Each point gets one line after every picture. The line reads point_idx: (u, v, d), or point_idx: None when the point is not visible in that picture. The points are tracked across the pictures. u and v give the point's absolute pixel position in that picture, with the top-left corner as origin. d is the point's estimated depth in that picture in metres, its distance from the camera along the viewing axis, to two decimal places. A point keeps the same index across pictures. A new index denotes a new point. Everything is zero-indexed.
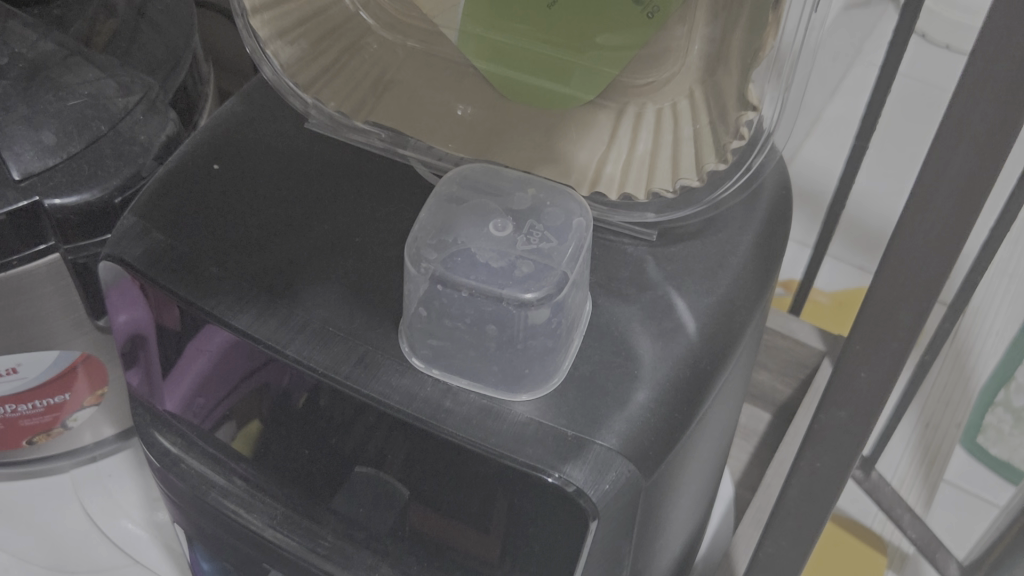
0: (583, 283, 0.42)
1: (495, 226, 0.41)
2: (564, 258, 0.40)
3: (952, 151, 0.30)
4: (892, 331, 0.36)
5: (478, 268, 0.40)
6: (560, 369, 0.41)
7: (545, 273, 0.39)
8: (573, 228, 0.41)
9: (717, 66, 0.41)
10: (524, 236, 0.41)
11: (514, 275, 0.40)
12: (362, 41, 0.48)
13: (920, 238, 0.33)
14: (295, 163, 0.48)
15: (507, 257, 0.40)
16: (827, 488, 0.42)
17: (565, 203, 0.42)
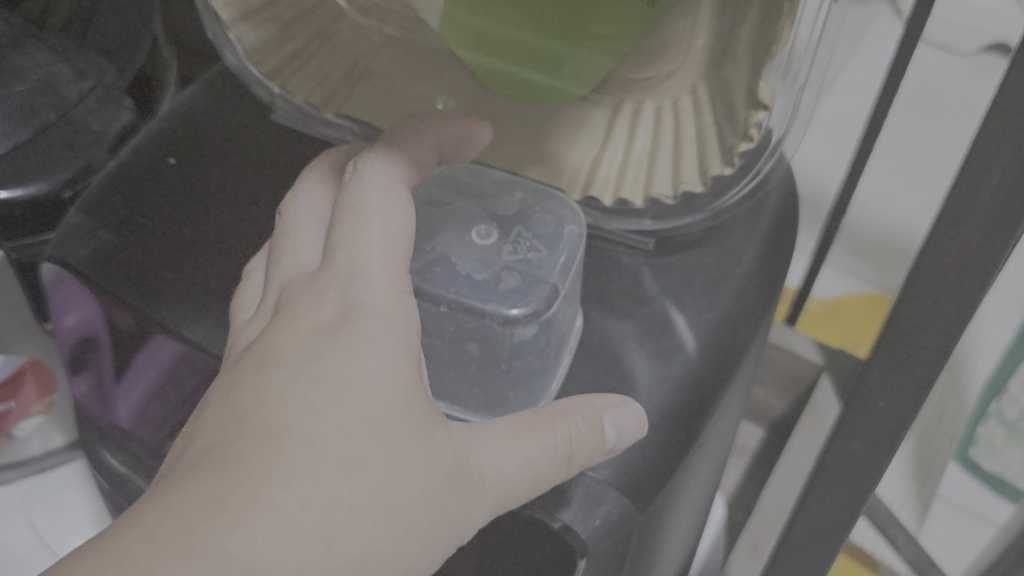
0: (573, 297, 0.38)
1: (478, 233, 0.38)
2: (555, 271, 0.37)
3: (991, 164, 0.26)
4: (917, 357, 0.32)
5: (459, 281, 0.36)
6: (548, 393, 0.38)
7: (534, 285, 0.36)
8: (563, 236, 0.38)
9: (724, 60, 0.36)
10: (511, 244, 0.37)
11: (499, 288, 0.36)
12: (335, 26, 0.43)
13: (954, 254, 0.29)
14: (261, 161, 0.45)
15: (490, 268, 0.37)
16: (837, 522, 0.38)
17: (555, 208, 0.39)
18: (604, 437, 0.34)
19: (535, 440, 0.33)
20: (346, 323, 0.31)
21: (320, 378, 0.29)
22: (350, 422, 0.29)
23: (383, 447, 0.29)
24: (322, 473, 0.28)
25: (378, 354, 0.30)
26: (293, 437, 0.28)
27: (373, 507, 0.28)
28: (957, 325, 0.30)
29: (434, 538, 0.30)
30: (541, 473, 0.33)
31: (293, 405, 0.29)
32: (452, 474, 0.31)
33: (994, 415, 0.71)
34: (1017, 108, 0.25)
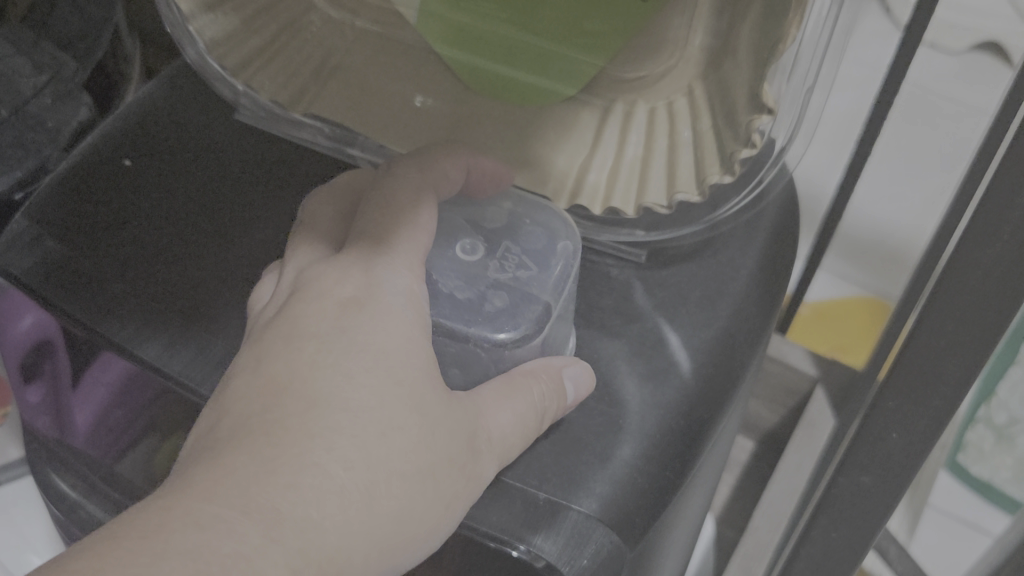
0: (566, 314, 0.37)
1: (460, 247, 0.36)
2: (546, 288, 0.35)
3: (1020, 182, 0.24)
4: (935, 388, 0.29)
5: (441, 301, 0.34)
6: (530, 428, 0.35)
7: (525, 302, 0.34)
8: (557, 250, 0.36)
9: (723, 58, 0.34)
10: (499, 260, 0.36)
11: (484, 310, 0.34)
12: (306, 18, 0.40)
13: (979, 277, 0.26)
14: (224, 167, 0.42)
15: (474, 286, 0.35)
16: (842, 559, 0.35)
17: (546, 220, 0.37)
18: (568, 398, 0.34)
19: (521, 400, 0.33)
20: (367, 292, 0.31)
21: (348, 344, 0.30)
22: (382, 385, 0.29)
23: (413, 410, 0.29)
24: (366, 425, 0.28)
25: (400, 326, 0.30)
26: (332, 404, 0.28)
27: (409, 462, 0.29)
28: (978, 353, 0.28)
29: (455, 496, 0.30)
30: (530, 433, 0.33)
31: (328, 373, 0.29)
32: (470, 433, 0.31)
33: (983, 420, 0.70)
34: None
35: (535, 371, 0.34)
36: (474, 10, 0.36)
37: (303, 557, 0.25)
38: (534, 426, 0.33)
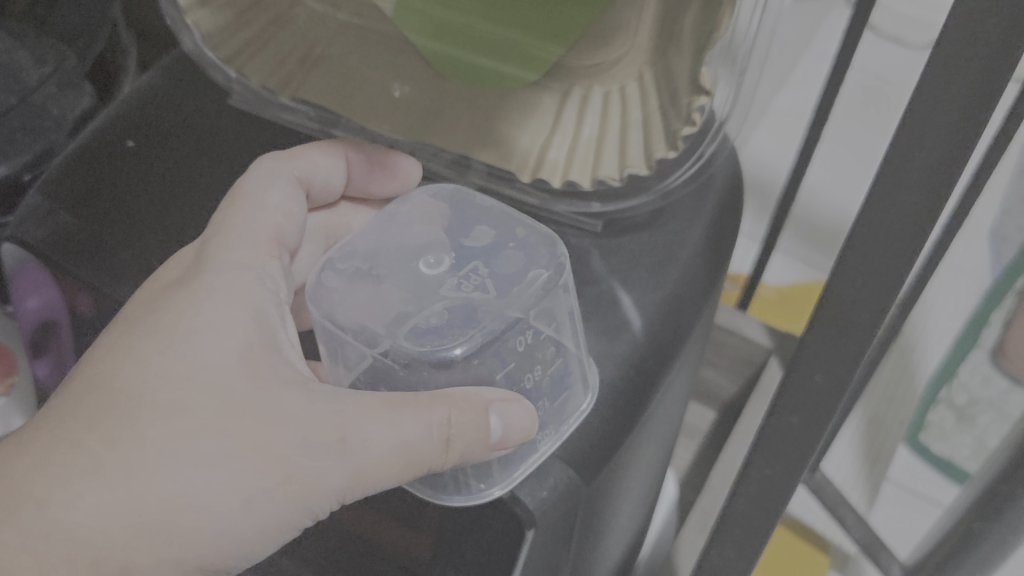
0: (564, 331, 0.38)
1: (428, 262, 0.39)
2: (492, 310, 0.36)
3: (914, 149, 0.27)
4: (851, 334, 0.33)
5: (375, 307, 0.37)
6: (528, 460, 0.37)
7: (463, 325, 0.36)
8: (523, 280, 0.37)
9: (669, 48, 0.37)
10: (458, 279, 0.38)
11: (412, 322, 0.36)
12: (292, 11, 0.44)
13: (882, 232, 0.30)
14: (209, 147, 0.46)
15: (417, 302, 0.37)
16: (777, 496, 0.40)
17: (534, 252, 0.39)
18: (487, 427, 0.35)
19: (406, 422, 0.34)
20: (196, 284, 0.36)
21: (173, 332, 0.34)
22: (194, 388, 0.33)
23: (221, 411, 0.32)
24: (161, 417, 0.32)
25: (224, 330, 0.35)
26: (130, 393, 0.32)
27: (203, 460, 0.31)
28: (886, 302, 0.32)
29: (268, 504, 0.33)
30: (410, 451, 0.34)
31: (137, 360, 0.33)
32: (304, 447, 0.33)
33: (946, 400, 0.82)
34: (935, 95, 0.26)
35: (469, 398, 0.36)
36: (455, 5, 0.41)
37: (45, 537, 0.30)
38: (422, 446, 0.34)
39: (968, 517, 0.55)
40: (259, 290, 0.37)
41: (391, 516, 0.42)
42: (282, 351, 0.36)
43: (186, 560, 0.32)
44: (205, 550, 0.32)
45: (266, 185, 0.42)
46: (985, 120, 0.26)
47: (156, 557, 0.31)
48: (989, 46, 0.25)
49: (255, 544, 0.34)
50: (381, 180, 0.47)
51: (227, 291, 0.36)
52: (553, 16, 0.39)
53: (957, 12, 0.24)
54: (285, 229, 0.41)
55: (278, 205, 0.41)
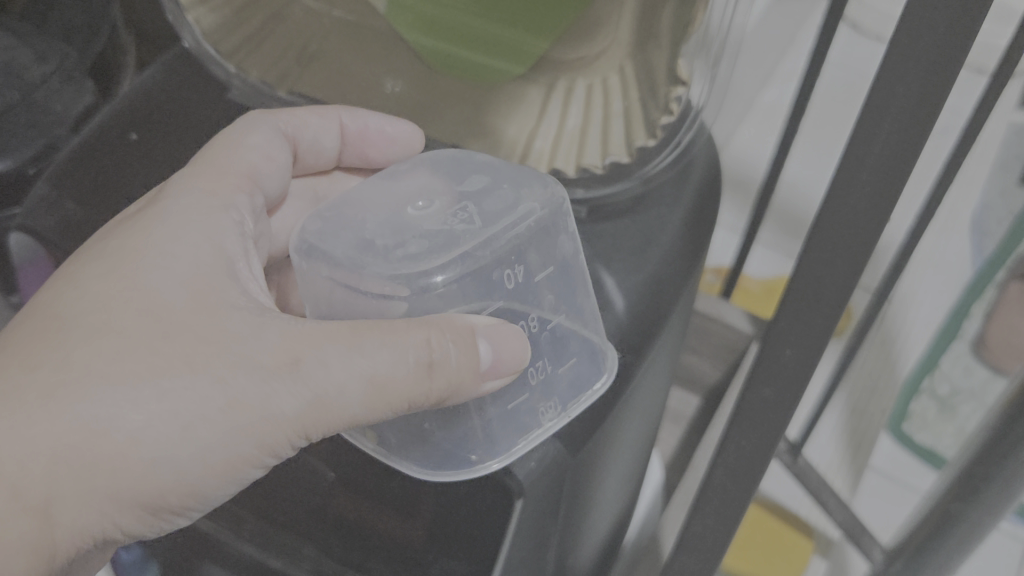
0: (561, 273, 0.40)
1: (417, 204, 0.40)
2: (473, 236, 0.38)
3: (874, 136, 0.29)
4: (820, 311, 0.35)
5: (357, 243, 0.38)
6: (528, 436, 0.39)
7: (446, 251, 0.37)
8: (515, 212, 0.39)
9: (650, 42, 0.40)
10: (444, 217, 0.39)
11: (395, 251, 0.38)
12: (286, 10, 0.47)
13: (845, 214, 0.32)
14: (203, 134, 0.48)
15: (399, 236, 0.38)
16: (754, 466, 0.42)
17: (521, 189, 0.40)
18: (473, 351, 0.36)
19: (370, 347, 0.34)
20: (149, 218, 0.38)
21: (121, 261, 0.36)
22: (135, 313, 0.33)
23: (159, 333, 0.33)
24: (89, 338, 0.33)
25: (173, 260, 0.36)
26: (78, 322, 0.33)
27: (135, 376, 0.32)
28: (852, 280, 0.33)
29: (208, 433, 0.33)
30: (378, 381, 0.34)
31: (86, 296, 0.34)
32: (255, 372, 0.33)
33: (927, 390, 0.86)
34: (892, 84, 0.28)
35: (451, 322, 0.36)
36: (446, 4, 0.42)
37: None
38: (394, 372, 0.34)
39: (946, 499, 0.56)
40: (217, 228, 0.38)
41: (374, 503, 0.44)
42: (235, 281, 0.37)
43: (120, 494, 0.33)
44: (141, 481, 0.33)
45: (247, 133, 0.44)
46: (938, 106, 0.28)
47: (81, 487, 0.32)
48: (939, 36, 0.27)
49: (197, 478, 0.34)
50: (377, 141, 0.47)
51: (174, 225, 0.37)
52: (539, 19, 0.40)
53: (911, 5, 0.26)
54: (261, 171, 0.44)
55: (257, 149, 0.44)
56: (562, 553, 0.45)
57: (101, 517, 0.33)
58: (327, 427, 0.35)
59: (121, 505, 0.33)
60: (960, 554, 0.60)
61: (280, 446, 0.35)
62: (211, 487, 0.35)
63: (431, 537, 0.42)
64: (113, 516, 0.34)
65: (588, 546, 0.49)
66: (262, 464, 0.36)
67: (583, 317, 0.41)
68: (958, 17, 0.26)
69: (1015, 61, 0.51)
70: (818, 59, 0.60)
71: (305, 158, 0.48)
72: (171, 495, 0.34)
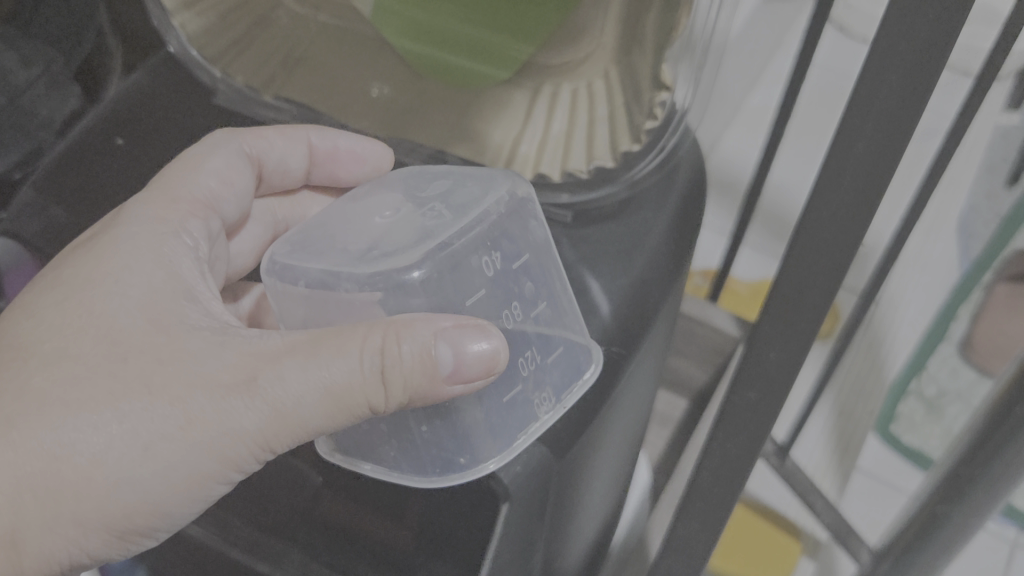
0: (535, 259, 0.40)
1: (383, 214, 0.41)
2: (448, 227, 0.38)
3: (856, 138, 0.29)
4: (804, 313, 0.35)
5: (329, 256, 0.38)
6: (527, 431, 0.39)
7: (416, 243, 0.37)
8: (481, 202, 0.39)
9: (634, 49, 0.41)
10: (413, 219, 0.40)
11: (369, 256, 0.38)
12: (272, 13, 0.48)
13: (828, 215, 0.32)
14: (173, 132, 0.48)
15: (372, 242, 0.39)
16: (739, 468, 0.42)
17: (487, 182, 0.40)
18: (431, 358, 0.34)
19: (325, 356, 0.34)
20: (105, 240, 0.38)
21: (75, 286, 0.36)
22: (92, 339, 0.34)
23: (115, 358, 0.34)
24: (48, 367, 0.34)
25: (129, 280, 0.36)
26: (42, 350, 0.34)
27: (93, 405, 0.33)
28: (835, 283, 0.34)
29: (167, 452, 0.33)
30: (336, 391, 0.34)
31: (48, 324, 0.35)
32: (212, 391, 0.34)
33: (915, 392, 0.87)
34: (872, 87, 0.28)
35: (410, 327, 0.34)
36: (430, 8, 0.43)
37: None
38: (350, 382, 0.33)
39: (933, 501, 0.57)
40: (167, 243, 0.38)
41: (362, 507, 0.44)
42: (195, 301, 0.37)
43: (84, 519, 0.34)
44: (104, 504, 0.34)
45: (207, 154, 0.44)
46: (919, 109, 0.28)
47: (44, 514, 0.33)
48: (919, 40, 0.27)
49: (159, 496, 0.35)
50: (344, 160, 0.47)
51: (130, 242, 0.38)
52: (520, 24, 0.41)
53: (891, 9, 0.27)
54: (218, 195, 0.43)
55: (214, 174, 0.43)
56: (548, 557, 0.45)
57: (66, 543, 0.34)
58: (289, 439, 0.35)
59: (87, 530, 0.34)
60: (947, 553, 0.60)
61: (245, 459, 0.35)
62: (176, 504, 0.36)
63: (421, 543, 0.42)
64: (80, 541, 0.34)
65: (575, 549, 0.49)
66: (228, 478, 0.36)
67: (564, 308, 0.41)
68: (935, 25, 0.26)
69: (997, 65, 0.51)
70: (801, 64, 0.60)
71: (270, 178, 0.48)
72: (136, 515, 0.35)
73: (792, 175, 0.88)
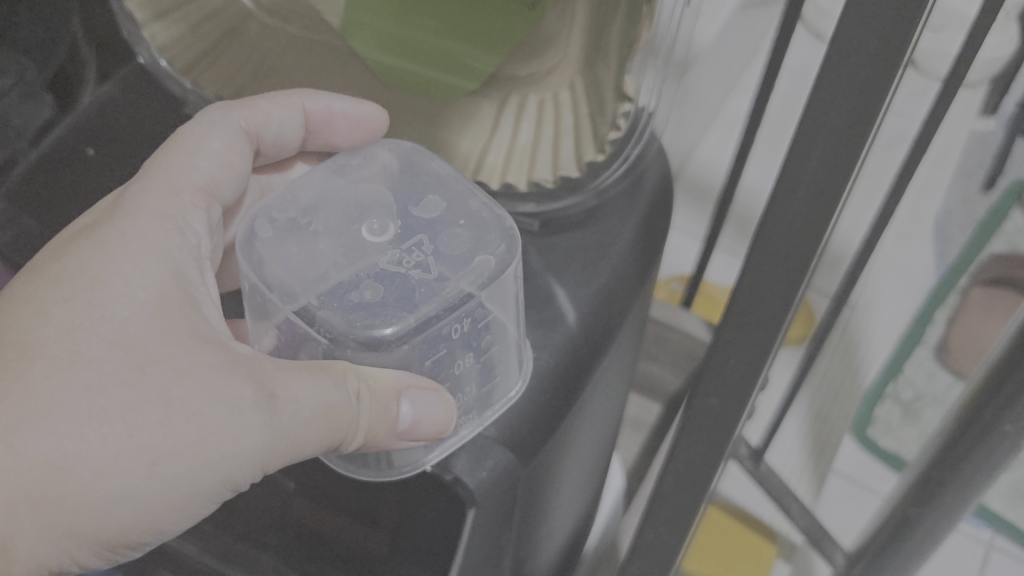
0: (506, 309, 0.41)
1: (371, 230, 0.40)
2: (431, 295, 0.38)
3: (809, 152, 0.30)
4: (762, 324, 0.36)
5: (307, 280, 0.39)
6: (443, 444, 0.40)
7: (400, 306, 0.38)
8: (470, 263, 0.39)
9: (596, 59, 0.42)
10: (400, 251, 0.39)
11: (347, 298, 0.38)
12: (242, 24, 0.49)
13: (786, 226, 0.32)
14: (153, 139, 0.49)
15: (354, 273, 0.39)
16: (704, 473, 0.42)
17: (482, 236, 0.40)
18: (394, 413, 0.38)
19: (326, 384, 0.36)
20: (110, 239, 0.37)
21: (79, 281, 0.35)
22: (105, 343, 0.33)
23: (134, 365, 0.33)
24: (58, 370, 0.32)
25: (138, 281, 0.35)
26: (38, 352, 0.33)
27: (107, 414, 0.32)
28: (793, 292, 0.34)
29: (176, 468, 0.33)
30: (335, 418, 0.36)
31: (33, 320, 0.34)
32: (229, 404, 0.34)
33: (891, 396, 0.95)
34: (825, 103, 0.29)
35: (379, 380, 0.38)
36: (404, 20, 0.44)
37: None
38: (343, 414, 0.36)
39: (904, 505, 0.57)
40: (173, 242, 0.38)
41: (338, 513, 0.44)
42: (198, 311, 0.37)
43: (78, 531, 0.33)
44: (101, 519, 0.33)
45: (202, 137, 0.44)
46: (870, 126, 0.29)
47: (41, 521, 0.32)
48: (867, 57, 0.27)
49: (155, 513, 0.34)
50: (339, 124, 0.48)
51: (140, 243, 0.37)
52: (485, 27, 0.42)
53: (841, 26, 0.27)
54: (216, 180, 0.43)
55: (212, 156, 0.43)
56: (518, 562, 0.46)
57: (59, 552, 0.33)
58: (281, 460, 0.36)
59: (80, 543, 0.33)
60: (917, 558, 0.61)
61: (243, 479, 0.35)
62: (170, 521, 0.35)
63: (392, 545, 0.42)
64: (71, 553, 0.33)
65: (545, 555, 0.50)
66: (224, 494, 0.36)
67: (509, 347, 0.41)
68: (883, 42, 0.27)
69: (957, 79, 0.52)
70: (768, 76, 0.61)
71: (268, 148, 0.48)
72: (130, 531, 0.34)
73: (757, 174, 0.90)
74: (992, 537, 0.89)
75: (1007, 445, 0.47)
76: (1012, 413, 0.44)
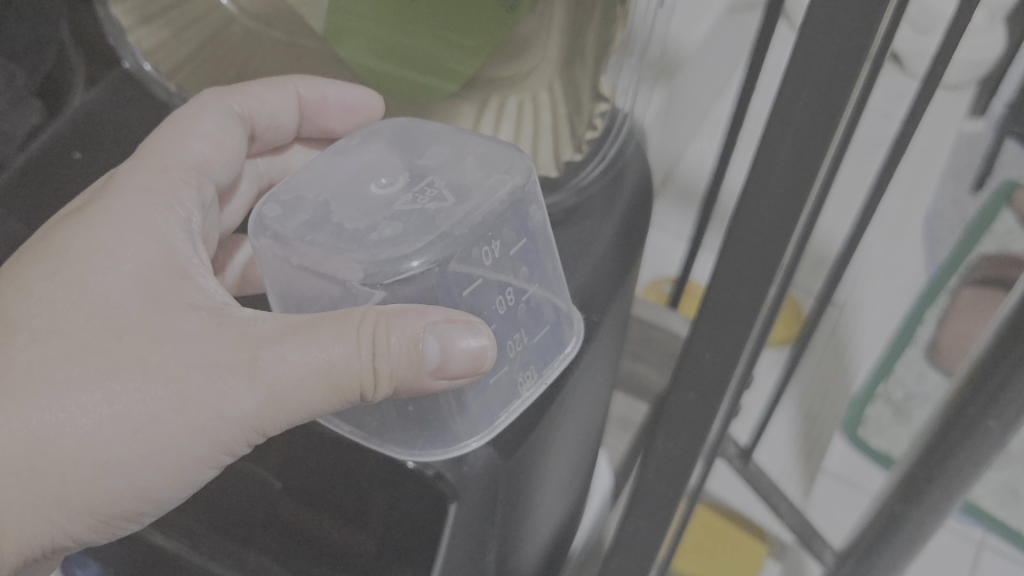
0: (529, 256, 0.42)
1: (381, 181, 0.39)
2: (448, 219, 0.37)
3: (775, 151, 0.30)
4: (739, 319, 0.36)
5: (326, 231, 0.37)
6: (509, 408, 0.41)
7: (423, 233, 0.37)
8: (487, 187, 0.39)
9: (574, 61, 0.47)
10: (412, 195, 0.39)
11: (369, 239, 0.36)
12: (227, 29, 0.54)
13: (759, 217, 0.32)
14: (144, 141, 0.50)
15: (370, 218, 0.38)
16: (683, 466, 0.43)
17: (495, 161, 0.40)
18: (418, 353, 0.35)
19: (325, 339, 0.34)
20: (95, 213, 0.38)
21: (65, 258, 0.37)
22: (85, 315, 0.34)
23: (113, 334, 0.34)
24: (37, 345, 0.34)
25: (123, 255, 0.37)
26: (23, 330, 0.34)
27: (85, 381, 0.33)
28: (768, 281, 0.34)
29: (159, 434, 0.34)
30: (335, 373, 0.35)
31: (24, 303, 0.35)
32: (213, 369, 0.34)
33: (881, 397, 0.96)
34: (787, 103, 0.29)
35: (398, 317, 0.35)
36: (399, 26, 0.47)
37: None
38: (347, 366, 0.34)
39: (891, 502, 0.58)
40: (160, 215, 0.39)
41: (330, 514, 0.43)
42: (190, 280, 0.37)
43: (67, 501, 0.34)
44: (91, 488, 0.34)
45: (197, 119, 0.45)
46: (834, 125, 0.29)
47: (29, 496, 0.33)
48: (827, 55, 0.27)
49: (146, 483, 0.35)
50: (334, 110, 0.50)
51: (126, 217, 0.38)
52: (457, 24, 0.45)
53: (804, 27, 0.27)
54: (210, 159, 0.45)
55: (205, 137, 0.44)
56: (504, 557, 0.46)
57: (49, 525, 0.34)
58: (282, 422, 0.36)
59: (70, 513, 0.34)
60: (906, 555, 0.62)
61: (237, 444, 0.36)
62: (162, 489, 0.36)
63: (379, 549, 0.42)
64: (56, 533, 0.35)
65: (531, 549, 0.51)
66: (218, 462, 0.37)
67: (553, 281, 0.43)
68: (845, 38, 0.27)
69: (937, 79, 0.53)
70: (751, 77, 0.62)
71: (263, 133, 0.50)
72: (122, 500, 0.35)
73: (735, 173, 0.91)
74: (983, 535, 0.89)
75: (990, 439, 0.47)
76: (995, 409, 0.45)
